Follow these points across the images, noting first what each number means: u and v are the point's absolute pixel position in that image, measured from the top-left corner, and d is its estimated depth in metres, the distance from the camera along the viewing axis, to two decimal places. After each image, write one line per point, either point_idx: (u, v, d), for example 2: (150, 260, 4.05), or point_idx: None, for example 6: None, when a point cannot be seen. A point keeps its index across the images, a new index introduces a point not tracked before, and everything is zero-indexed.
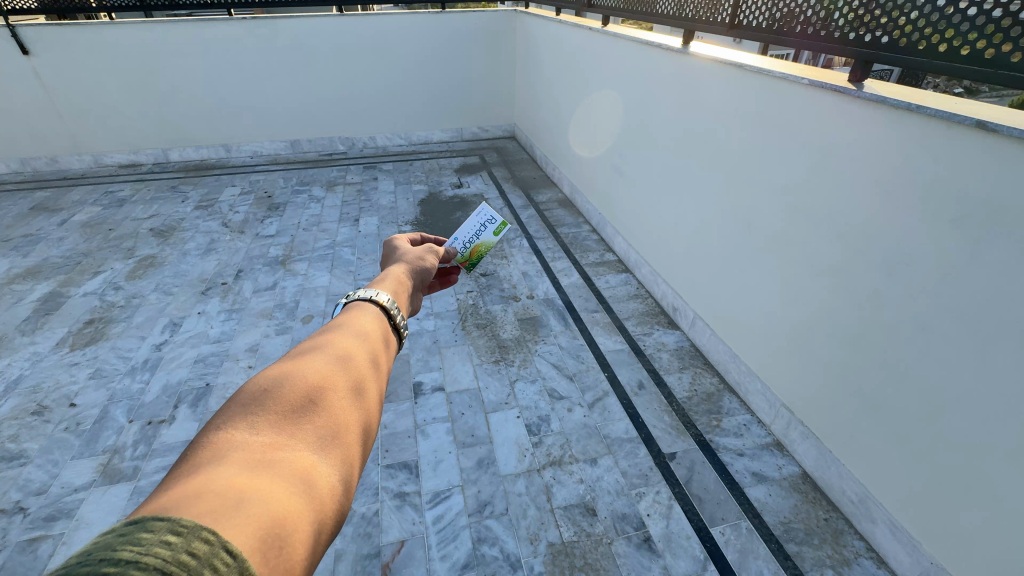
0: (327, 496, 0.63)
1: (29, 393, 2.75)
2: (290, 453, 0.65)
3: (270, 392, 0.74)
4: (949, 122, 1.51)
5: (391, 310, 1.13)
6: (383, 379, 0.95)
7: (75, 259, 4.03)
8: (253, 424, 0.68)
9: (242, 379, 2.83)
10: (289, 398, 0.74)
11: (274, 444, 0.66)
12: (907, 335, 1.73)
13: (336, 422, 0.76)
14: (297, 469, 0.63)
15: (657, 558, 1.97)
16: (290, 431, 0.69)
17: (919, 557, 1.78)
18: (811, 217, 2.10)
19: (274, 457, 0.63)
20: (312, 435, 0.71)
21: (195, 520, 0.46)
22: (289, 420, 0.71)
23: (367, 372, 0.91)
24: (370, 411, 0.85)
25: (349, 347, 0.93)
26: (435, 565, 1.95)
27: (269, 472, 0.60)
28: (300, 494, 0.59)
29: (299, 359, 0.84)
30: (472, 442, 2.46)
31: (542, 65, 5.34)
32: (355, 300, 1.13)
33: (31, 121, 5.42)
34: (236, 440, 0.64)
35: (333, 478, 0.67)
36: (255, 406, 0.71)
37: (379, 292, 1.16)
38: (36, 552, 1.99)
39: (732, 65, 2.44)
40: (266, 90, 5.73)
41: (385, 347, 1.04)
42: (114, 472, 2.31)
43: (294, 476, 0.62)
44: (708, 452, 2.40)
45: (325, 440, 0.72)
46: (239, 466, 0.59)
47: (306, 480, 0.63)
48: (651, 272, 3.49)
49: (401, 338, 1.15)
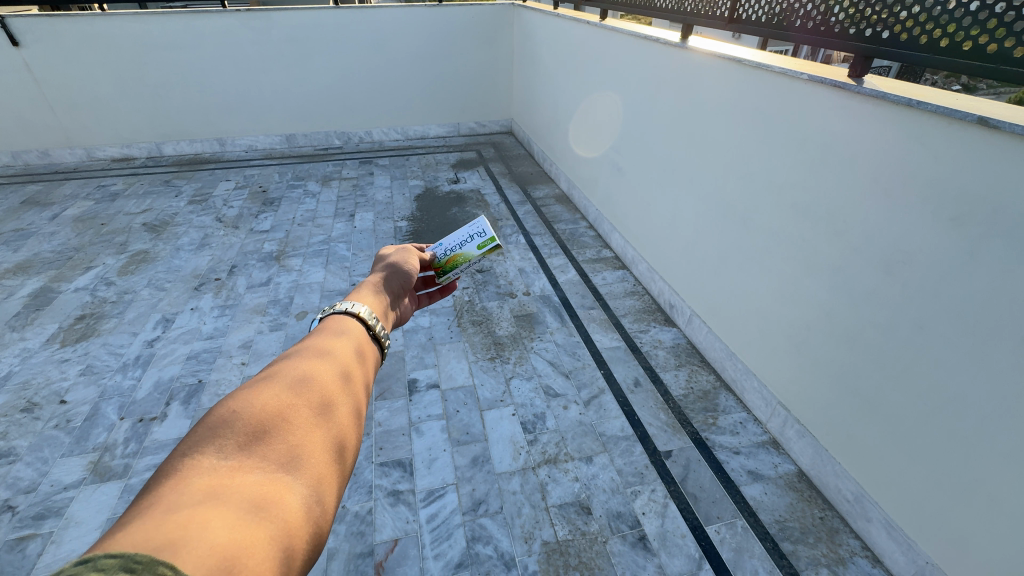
0: (294, 524, 0.63)
1: (19, 390, 2.72)
2: (256, 480, 0.65)
3: (237, 416, 0.73)
4: (950, 118, 1.49)
5: (369, 321, 1.15)
6: (359, 394, 0.94)
7: (66, 254, 3.98)
8: (218, 450, 0.67)
9: (235, 376, 2.80)
10: (255, 422, 0.73)
11: (239, 472, 0.65)
12: (904, 335, 1.72)
13: (306, 443, 0.75)
14: (263, 496, 0.63)
15: (652, 556, 1.96)
16: (257, 456, 0.68)
17: (914, 556, 1.78)
18: (809, 215, 2.08)
19: (238, 485, 0.62)
20: (280, 459, 0.70)
21: (149, 557, 0.45)
22: (256, 445, 0.70)
23: (340, 389, 0.90)
24: (344, 427, 0.84)
25: (321, 364, 0.92)
26: (429, 564, 1.94)
27: (231, 501, 0.59)
28: (263, 522, 0.59)
29: (268, 381, 0.83)
30: (466, 440, 2.44)
31: (540, 60, 5.29)
32: (333, 314, 1.14)
33: (22, 114, 5.34)
34: (200, 469, 0.63)
35: (301, 503, 0.66)
36: (221, 431, 0.70)
37: (356, 304, 1.18)
38: (24, 551, 1.97)
39: (731, 60, 2.41)
40: (260, 83, 5.67)
41: (360, 360, 1.03)
42: (104, 469, 2.29)
43: (259, 504, 0.61)
44: (704, 450, 2.38)
45: (295, 463, 0.71)
46: (200, 497, 0.58)
47: (271, 508, 0.62)
48: (648, 269, 3.47)
49: (381, 348, 1.17)
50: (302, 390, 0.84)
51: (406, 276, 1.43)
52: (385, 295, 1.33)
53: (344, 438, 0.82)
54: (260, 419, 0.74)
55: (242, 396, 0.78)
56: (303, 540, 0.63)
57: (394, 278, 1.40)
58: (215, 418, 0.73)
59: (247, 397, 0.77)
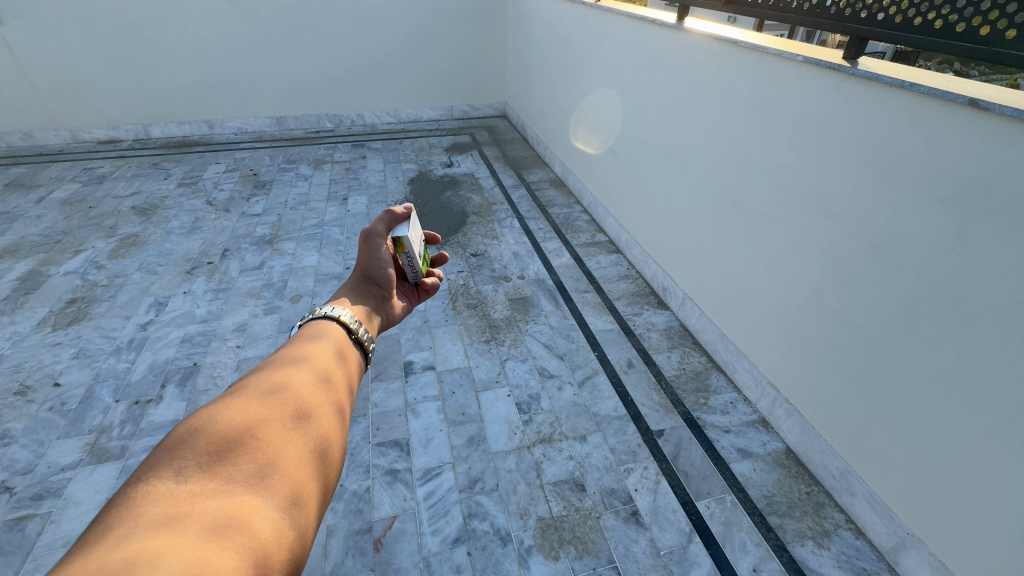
0: (264, 539, 0.64)
1: (11, 373, 2.71)
2: (220, 500, 0.65)
3: (200, 435, 0.73)
4: (942, 100, 1.51)
5: (353, 327, 1.17)
6: (335, 404, 0.95)
7: (54, 237, 3.93)
8: (181, 471, 0.67)
9: (230, 359, 2.80)
10: (220, 440, 0.73)
11: (203, 492, 0.65)
12: (892, 315, 1.76)
13: (276, 457, 0.76)
14: (228, 513, 0.63)
15: (644, 530, 2.02)
16: (222, 475, 0.69)
17: (895, 527, 1.85)
18: (801, 197, 2.10)
19: (201, 506, 0.63)
20: (246, 477, 0.70)
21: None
22: (221, 461, 0.70)
23: (312, 400, 0.91)
24: (318, 438, 0.85)
25: (293, 377, 0.93)
26: (427, 539, 1.98)
27: (191, 523, 0.59)
28: (227, 542, 0.59)
29: (235, 399, 0.84)
30: (462, 420, 2.48)
31: (534, 42, 5.24)
32: (312, 321, 1.16)
33: (3, 94, 5.21)
34: (163, 490, 0.63)
35: (269, 518, 0.67)
36: (182, 452, 0.70)
37: (336, 308, 1.20)
38: (23, 530, 1.99)
39: (726, 42, 2.40)
40: (250, 63, 5.55)
41: (335, 368, 1.04)
42: (101, 451, 2.30)
43: (225, 522, 0.62)
44: (696, 430, 2.44)
45: (264, 478, 0.72)
46: (157, 522, 0.58)
47: (237, 525, 0.62)
48: (642, 252, 3.49)
49: (365, 354, 1.19)
50: (270, 404, 0.85)
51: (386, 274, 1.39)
52: (368, 302, 1.35)
53: (317, 450, 0.83)
54: (225, 436, 0.74)
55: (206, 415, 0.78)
56: (275, 554, 0.64)
57: (372, 281, 1.39)
58: (178, 439, 0.73)
59: (212, 415, 0.77)
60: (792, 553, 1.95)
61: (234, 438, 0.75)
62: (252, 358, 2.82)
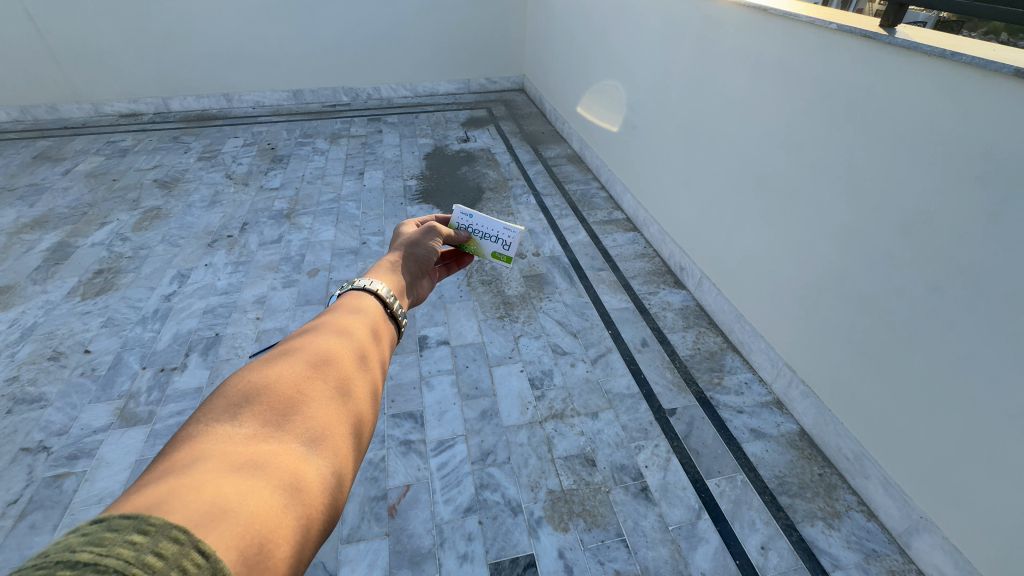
0: (301, 475, 0.64)
1: (44, 339, 2.82)
2: (263, 445, 0.66)
3: (239, 390, 0.73)
4: (985, 70, 1.43)
5: (387, 299, 1.16)
6: (366, 360, 0.95)
7: (81, 209, 4.02)
8: (222, 420, 0.68)
9: (251, 330, 2.87)
10: (254, 392, 0.74)
11: (244, 437, 0.66)
12: (918, 297, 1.71)
13: (311, 409, 0.76)
14: (266, 454, 0.64)
15: (653, 506, 2.05)
16: (256, 421, 0.69)
17: (909, 511, 1.83)
18: (828, 174, 2.02)
19: (244, 451, 0.63)
20: (282, 425, 0.70)
21: (165, 517, 0.47)
22: (261, 409, 0.71)
23: (339, 354, 0.90)
24: (348, 389, 0.85)
25: (326, 335, 0.93)
26: (439, 507, 2.04)
27: (235, 465, 0.60)
28: (270, 485, 0.59)
29: (272, 357, 0.83)
30: (475, 394, 2.51)
31: (554, 12, 5.08)
32: (347, 291, 1.16)
33: (28, 67, 5.27)
34: (207, 432, 0.64)
35: (309, 462, 0.67)
36: (224, 404, 0.70)
37: (373, 281, 1.18)
38: (61, 487, 2.10)
39: (757, 9, 2.29)
40: (267, 36, 5.51)
41: (359, 323, 1.03)
42: (130, 415, 2.40)
43: (262, 462, 0.62)
44: (708, 409, 2.43)
45: (296, 424, 0.72)
46: (204, 464, 0.58)
47: (278, 465, 0.63)
48: (660, 231, 3.42)
49: (398, 327, 1.18)
50: (303, 358, 0.84)
51: (425, 257, 1.41)
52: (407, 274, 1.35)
53: (349, 401, 0.83)
54: (258, 386, 0.75)
55: (242, 370, 0.79)
56: (314, 489, 0.65)
57: (412, 258, 1.39)
58: (218, 392, 0.74)
59: (250, 373, 0.77)
60: (801, 532, 1.96)
61: (267, 389, 0.75)
62: (271, 330, 2.88)
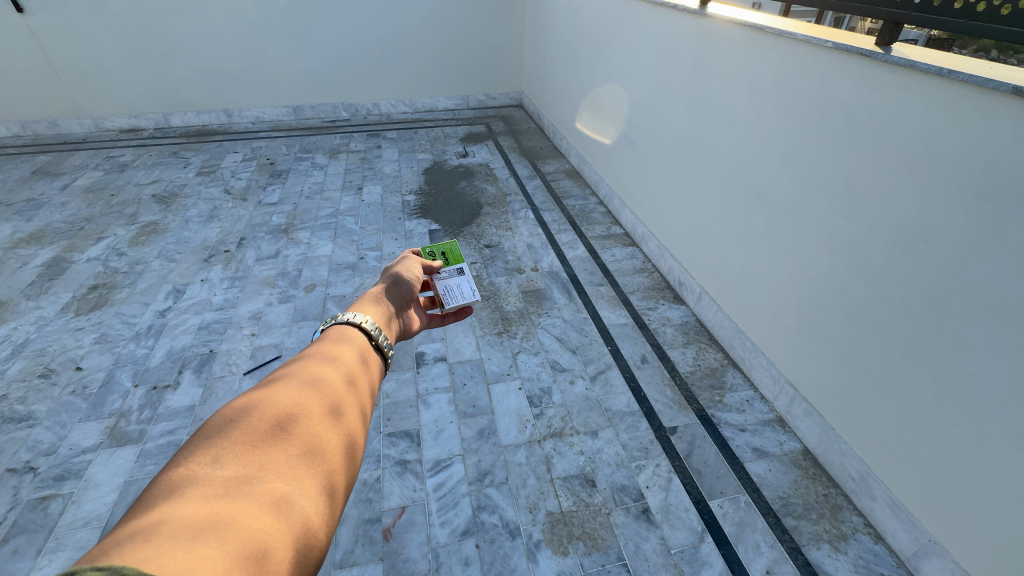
0: (261, 536, 0.59)
1: (36, 356, 2.78)
2: (226, 504, 0.61)
3: (204, 452, 0.68)
4: (983, 87, 1.43)
5: (373, 333, 1.14)
6: (341, 407, 0.89)
7: (78, 224, 4.01)
8: (184, 481, 0.63)
9: (245, 347, 2.84)
10: (212, 454, 0.68)
11: (206, 498, 0.61)
12: (921, 314, 1.69)
13: (281, 466, 0.71)
14: (228, 516, 0.59)
15: (655, 528, 1.99)
16: (219, 483, 0.64)
17: (916, 534, 1.79)
18: (827, 191, 2.02)
19: (203, 511, 0.58)
20: (248, 485, 0.65)
21: (137, 569, 0.45)
22: (225, 472, 0.66)
23: (312, 404, 0.85)
24: (321, 442, 0.79)
25: (299, 383, 0.88)
26: (435, 530, 1.98)
27: (190, 527, 0.55)
28: (231, 548, 0.54)
29: (242, 411, 0.78)
30: (473, 413, 2.47)
31: (551, 30, 5.15)
32: (332, 326, 1.13)
33: (29, 83, 5.31)
34: (157, 498, 0.59)
35: (277, 523, 0.62)
36: (187, 467, 0.65)
37: (358, 314, 1.16)
38: (46, 509, 2.05)
39: (752, 28, 2.32)
40: (268, 52, 5.57)
41: (334, 369, 0.97)
42: (121, 434, 2.35)
43: (223, 523, 0.57)
44: (709, 427, 2.39)
45: (264, 482, 0.67)
46: (159, 528, 0.53)
47: (240, 526, 0.58)
48: (658, 246, 3.42)
49: (385, 359, 1.15)
50: (274, 411, 0.79)
51: (409, 286, 1.43)
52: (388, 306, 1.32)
53: (322, 455, 0.78)
54: (223, 447, 0.70)
55: (204, 433, 0.74)
56: (274, 552, 0.58)
57: (397, 289, 1.40)
58: (183, 455, 0.69)
59: (217, 433, 0.72)
60: (807, 556, 1.90)
61: (227, 450, 0.70)
62: (266, 346, 2.85)
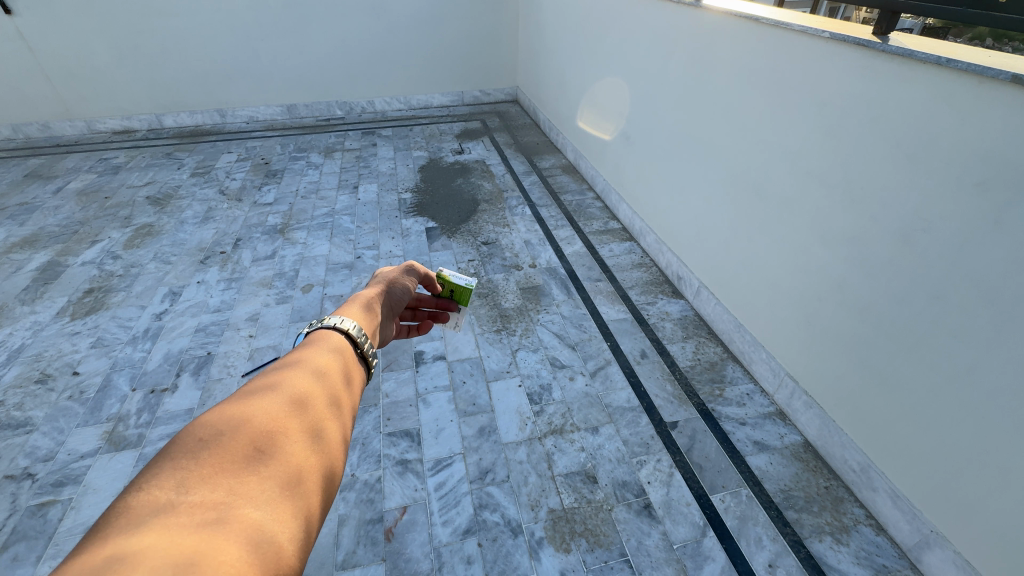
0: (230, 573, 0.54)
1: (32, 362, 2.76)
2: (192, 536, 0.56)
3: (173, 474, 0.64)
4: (982, 76, 1.42)
5: (357, 339, 1.10)
6: (321, 426, 0.85)
7: (72, 228, 3.97)
8: (147, 511, 0.58)
9: (243, 348, 2.82)
10: (179, 477, 0.64)
11: (172, 528, 0.56)
12: (921, 306, 1.68)
13: (255, 492, 0.67)
14: (197, 550, 0.54)
15: (656, 524, 1.99)
16: (186, 512, 0.59)
17: (918, 525, 1.79)
18: (825, 183, 2.01)
19: (168, 543, 0.53)
20: (217, 514, 0.61)
21: None
22: (192, 499, 0.61)
23: (291, 422, 0.80)
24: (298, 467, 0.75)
25: (278, 397, 0.83)
26: (438, 530, 1.98)
27: (152, 561, 0.50)
28: None
29: (217, 425, 0.73)
30: (473, 411, 2.46)
31: (546, 24, 5.12)
32: (318, 330, 1.09)
33: (19, 86, 5.25)
34: (116, 527, 0.54)
35: (246, 557, 0.57)
36: (150, 492, 0.61)
37: (344, 319, 1.13)
38: (46, 516, 2.04)
39: (748, 19, 2.29)
40: (261, 51, 5.53)
41: (315, 381, 0.92)
42: (119, 439, 2.34)
43: (194, 557, 0.53)
44: (710, 421, 2.39)
45: (234, 511, 0.62)
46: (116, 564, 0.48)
47: (209, 559, 0.54)
48: (656, 240, 3.41)
49: (367, 369, 1.13)
50: (249, 429, 0.75)
51: (400, 296, 1.40)
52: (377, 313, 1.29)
53: (298, 481, 0.73)
54: (193, 471, 0.65)
55: (172, 450, 0.68)
56: None
57: (390, 298, 1.37)
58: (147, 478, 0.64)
59: (186, 454, 0.67)
60: (809, 548, 1.90)
61: (196, 471, 0.65)
62: (265, 347, 2.83)
